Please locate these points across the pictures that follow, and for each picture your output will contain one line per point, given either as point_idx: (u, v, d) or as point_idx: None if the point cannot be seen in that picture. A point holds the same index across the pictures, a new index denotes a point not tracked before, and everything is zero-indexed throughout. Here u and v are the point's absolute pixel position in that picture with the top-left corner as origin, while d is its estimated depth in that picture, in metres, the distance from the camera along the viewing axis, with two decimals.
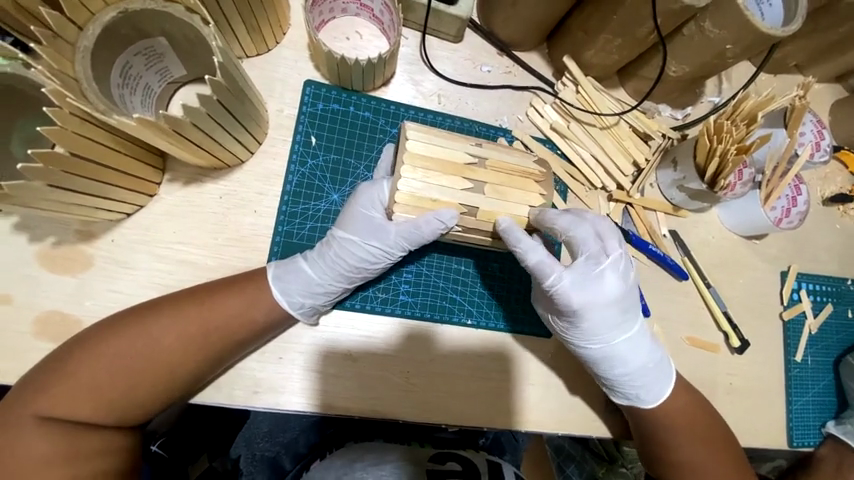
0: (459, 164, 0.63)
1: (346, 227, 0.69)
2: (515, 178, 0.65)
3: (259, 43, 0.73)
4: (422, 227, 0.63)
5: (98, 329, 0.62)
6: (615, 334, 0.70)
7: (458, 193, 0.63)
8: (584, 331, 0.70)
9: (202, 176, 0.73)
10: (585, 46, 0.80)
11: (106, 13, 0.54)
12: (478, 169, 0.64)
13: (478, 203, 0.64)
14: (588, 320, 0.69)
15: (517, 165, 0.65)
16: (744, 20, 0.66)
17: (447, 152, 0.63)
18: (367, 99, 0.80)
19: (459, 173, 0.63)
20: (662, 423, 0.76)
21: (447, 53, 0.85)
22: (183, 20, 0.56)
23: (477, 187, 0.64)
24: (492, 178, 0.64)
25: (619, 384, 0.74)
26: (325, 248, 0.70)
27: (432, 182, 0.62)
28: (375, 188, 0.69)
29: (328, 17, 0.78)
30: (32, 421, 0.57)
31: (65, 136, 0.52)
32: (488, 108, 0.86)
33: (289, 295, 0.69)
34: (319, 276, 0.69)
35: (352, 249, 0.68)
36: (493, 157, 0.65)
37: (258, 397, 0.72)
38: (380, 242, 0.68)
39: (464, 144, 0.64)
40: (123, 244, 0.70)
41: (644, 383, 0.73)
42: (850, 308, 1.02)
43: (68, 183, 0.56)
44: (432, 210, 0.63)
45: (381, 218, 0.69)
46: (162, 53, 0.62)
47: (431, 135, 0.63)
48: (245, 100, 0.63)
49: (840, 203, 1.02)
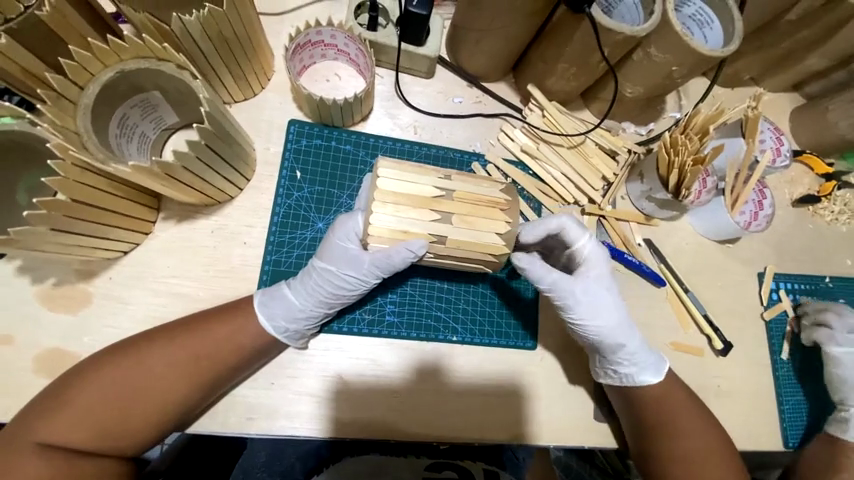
0: (427, 197, 0.68)
1: (323, 255, 0.73)
2: (482, 207, 0.69)
3: (245, 89, 0.80)
4: (393, 256, 0.68)
5: (95, 358, 0.65)
6: (614, 308, 0.77)
7: (428, 224, 0.68)
8: (600, 310, 0.76)
9: (195, 213, 0.77)
10: (546, 75, 0.87)
11: (104, 73, 0.60)
12: (445, 201, 0.68)
13: (448, 233, 0.68)
14: (589, 298, 0.75)
15: (484, 195, 0.69)
16: (684, 45, 0.73)
17: (416, 187, 0.68)
18: (348, 134, 0.86)
19: (428, 206, 0.68)
20: (652, 412, 0.78)
21: (420, 88, 0.92)
22: (174, 76, 0.62)
23: (446, 218, 0.68)
24: (460, 209, 0.69)
25: (640, 357, 0.77)
26: (306, 276, 0.73)
27: (402, 216, 0.67)
28: (350, 220, 0.72)
29: (309, 62, 0.85)
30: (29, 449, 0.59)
31: (68, 185, 0.57)
32: (461, 135, 0.92)
33: (273, 321, 0.72)
34: (301, 303, 0.72)
35: (327, 274, 0.72)
36: (461, 189, 0.69)
37: (252, 423, 0.74)
38: (356, 271, 0.71)
39: (432, 178, 0.69)
40: (119, 281, 0.74)
41: (646, 357, 0.78)
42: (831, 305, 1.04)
43: (70, 226, 0.60)
44: (404, 241, 0.68)
45: (357, 249, 0.72)
46: (156, 104, 0.69)
47: (402, 170, 0.68)
48: (232, 142, 0.68)
49: (808, 204, 1.07)
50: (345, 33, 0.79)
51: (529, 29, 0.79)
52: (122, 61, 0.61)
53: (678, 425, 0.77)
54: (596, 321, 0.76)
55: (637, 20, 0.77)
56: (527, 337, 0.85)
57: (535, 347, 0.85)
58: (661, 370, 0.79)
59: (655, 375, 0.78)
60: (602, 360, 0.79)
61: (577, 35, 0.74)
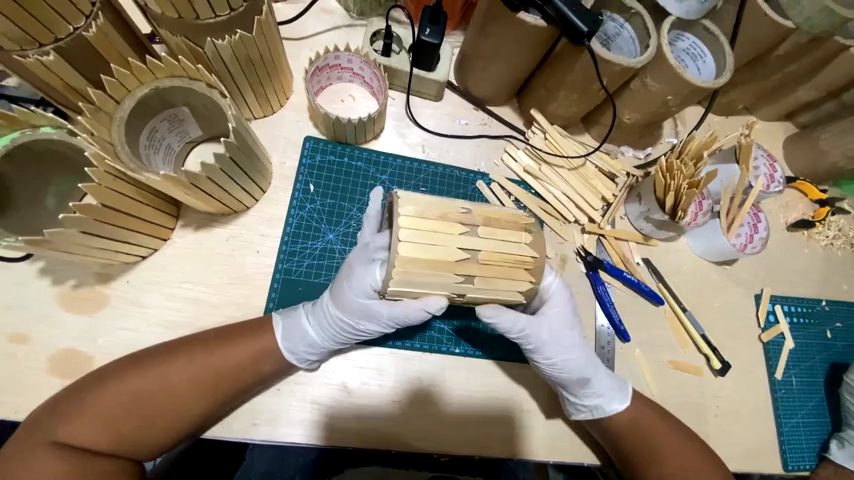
0: (448, 260, 0.61)
1: (339, 306, 0.71)
2: (507, 268, 0.63)
3: (265, 107, 0.85)
4: (412, 313, 0.68)
5: (117, 363, 0.67)
6: (573, 347, 0.78)
7: (446, 282, 0.62)
8: (561, 347, 0.77)
9: (212, 221, 0.81)
10: (548, 100, 0.92)
11: (140, 89, 0.65)
12: (469, 264, 0.62)
13: (466, 288, 0.64)
14: (551, 336, 0.77)
15: (511, 254, 0.62)
16: (678, 77, 0.78)
17: (437, 249, 0.60)
18: (359, 151, 0.91)
19: (449, 268, 0.61)
20: (640, 438, 0.79)
21: (429, 110, 0.97)
22: (204, 94, 0.67)
23: (467, 279, 0.63)
24: (483, 270, 0.62)
25: (601, 385, 0.79)
26: (326, 323, 0.72)
27: (420, 281, 0.61)
28: (368, 274, 0.68)
29: (326, 84, 0.90)
30: (45, 445, 0.60)
31: (100, 191, 0.61)
32: (467, 154, 0.97)
33: (295, 353, 0.74)
34: (322, 340, 0.74)
35: (344, 323, 0.71)
36: (487, 249, 0.62)
37: (255, 429, 0.76)
38: (374, 321, 0.72)
39: (457, 237, 0.61)
40: (136, 285, 0.76)
41: (606, 385, 0.80)
42: (828, 328, 1.05)
43: (99, 230, 0.64)
44: (421, 300, 0.66)
45: (374, 300, 0.70)
46: (183, 119, 0.73)
47: (422, 217, 0.61)
48: (253, 155, 0.72)
49: (803, 229, 1.10)
50: (361, 58, 0.85)
51: (533, 58, 0.84)
52: (157, 79, 0.65)
53: (666, 442, 0.79)
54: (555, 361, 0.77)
55: (634, 52, 0.83)
56: None
57: None
58: (623, 399, 0.80)
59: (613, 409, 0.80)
60: (563, 393, 0.81)
61: (577, 66, 0.80)
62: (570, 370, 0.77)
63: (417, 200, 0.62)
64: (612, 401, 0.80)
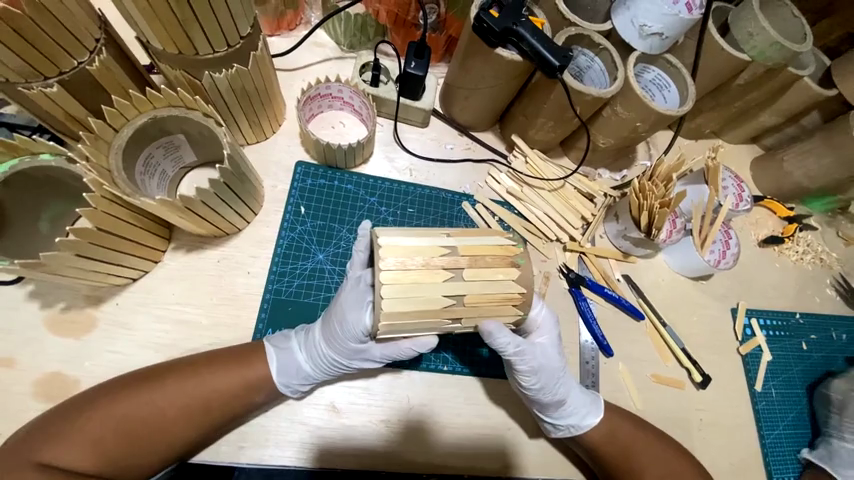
0: (436, 308, 0.62)
1: (332, 344, 0.72)
2: (494, 308, 0.65)
3: (258, 133, 0.89)
4: (401, 351, 0.72)
5: (111, 383, 0.68)
6: (555, 366, 0.79)
7: (437, 324, 0.65)
8: (542, 369, 0.78)
9: (204, 244, 0.83)
10: (527, 126, 0.98)
11: (139, 118, 0.67)
12: (456, 309, 0.63)
13: (454, 327, 0.67)
14: (537, 356, 0.77)
15: (496, 295, 0.64)
16: (644, 106, 0.84)
17: (424, 298, 0.62)
18: (349, 175, 0.95)
19: (437, 316, 0.63)
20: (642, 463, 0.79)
21: (415, 136, 1.02)
22: (200, 123, 0.70)
23: (454, 321, 0.65)
24: (469, 312, 0.65)
25: (575, 407, 0.80)
26: (322, 360, 0.73)
27: (409, 328, 0.64)
28: (359, 315, 0.70)
29: (318, 111, 0.95)
30: (28, 465, 0.59)
31: (97, 214, 0.63)
32: (452, 177, 1.01)
33: (290, 387, 0.75)
34: (316, 375, 0.75)
35: (337, 358, 0.73)
36: (472, 293, 0.63)
37: (242, 452, 0.76)
38: (366, 360, 0.74)
39: (442, 285, 0.62)
40: (126, 306, 0.77)
41: (581, 405, 0.81)
42: (803, 340, 1.10)
43: (94, 252, 0.66)
44: (410, 340, 0.70)
45: (365, 341, 0.72)
46: (179, 146, 0.76)
47: (405, 249, 0.62)
48: (245, 179, 0.75)
49: (774, 244, 1.16)
50: (351, 88, 0.90)
51: (511, 88, 0.90)
52: (155, 109, 0.68)
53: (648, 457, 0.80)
54: (541, 376, 0.77)
55: (604, 84, 0.90)
56: None
57: None
58: (595, 420, 0.81)
59: (589, 422, 0.81)
60: (542, 413, 0.81)
61: (553, 95, 0.86)
62: (550, 391, 0.78)
63: (399, 245, 0.62)
64: (585, 419, 0.81)
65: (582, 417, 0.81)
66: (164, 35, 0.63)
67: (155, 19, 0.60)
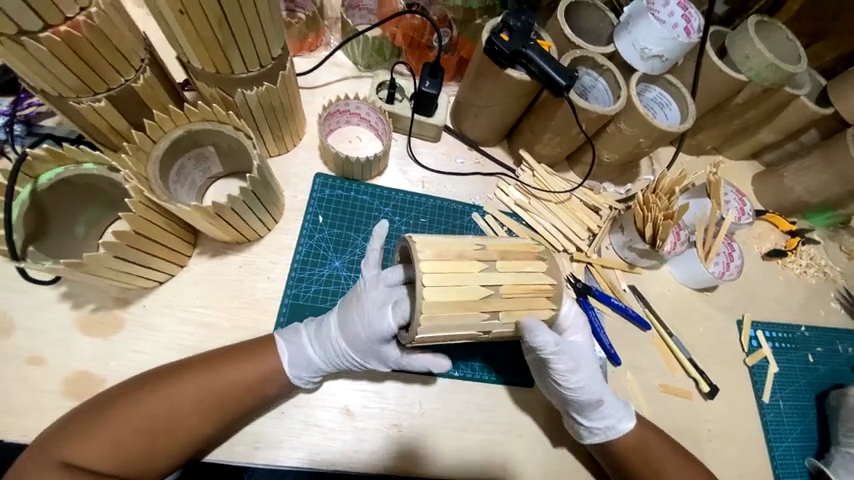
0: (475, 299, 0.65)
1: (350, 340, 0.75)
2: (529, 298, 0.68)
3: (281, 146, 0.94)
4: (418, 363, 0.80)
5: (128, 383, 0.70)
6: (589, 368, 0.81)
7: (482, 317, 0.66)
8: (578, 369, 0.79)
9: (227, 250, 0.87)
10: (534, 141, 1.03)
11: (175, 131, 0.72)
12: (494, 300, 0.66)
13: (493, 324, 0.68)
14: (575, 357, 0.80)
15: (530, 283, 0.68)
16: (647, 122, 0.89)
17: (464, 289, 0.65)
18: (365, 186, 0.99)
19: (475, 308, 0.66)
20: (657, 466, 0.80)
21: (428, 150, 1.07)
22: (231, 135, 0.75)
23: (493, 315, 0.67)
24: (506, 304, 0.67)
25: (611, 410, 0.81)
26: (336, 354, 0.76)
27: (452, 324, 0.65)
28: (384, 317, 0.73)
29: (336, 127, 1.00)
30: (55, 465, 0.62)
31: (135, 219, 0.67)
32: (463, 189, 1.06)
33: (299, 378, 0.77)
34: (327, 368, 0.77)
35: (352, 354, 0.76)
36: (507, 283, 0.67)
37: (258, 453, 0.77)
38: (380, 361, 0.77)
39: (479, 275, 0.66)
40: (152, 308, 0.81)
41: (616, 409, 0.82)
42: (809, 353, 1.10)
43: (129, 254, 0.70)
44: (432, 357, 0.81)
45: (385, 344, 0.75)
46: (208, 157, 0.81)
47: (438, 254, 0.66)
48: (270, 188, 0.79)
49: (777, 258, 1.18)
50: (368, 105, 0.96)
51: (520, 106, 0.95)
52: (190, 122, 0.73)
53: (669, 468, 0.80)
54: (579, 376, 0.79)
55: (608, 102, 0.96)
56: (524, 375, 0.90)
57: (531, 385, 0.90)
58: (630, 424, 0.82)
59: (624, 426, 0.82)
60: (577, 417, 0.82)
61: (560, 112, 0.91)
62: (588, 393, 0.79)
63: (434, 241, 0.67)
64: (621, 422, 0.81)
65: (618, 420, 0.82)
66: (205, 56, 0.68)
67: (199, 42, 0.66)
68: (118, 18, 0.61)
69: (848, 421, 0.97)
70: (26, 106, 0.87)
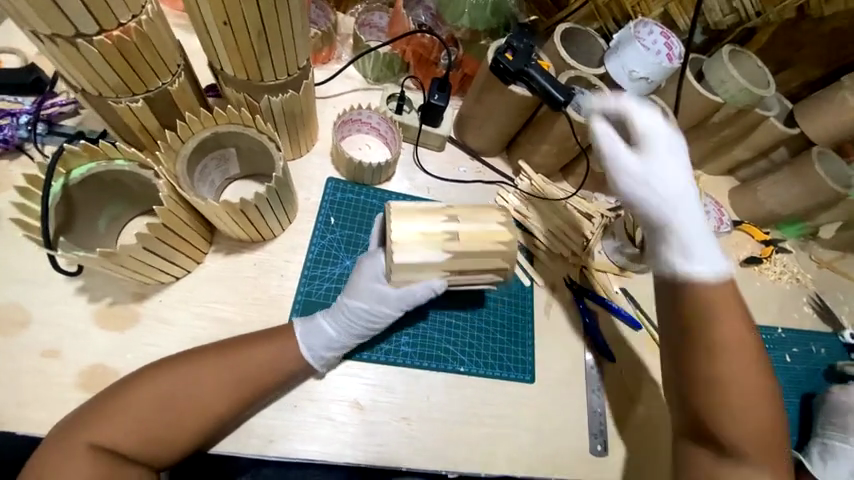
0: (436, 236, 0.78)
1: (353, 294, 0.83)
2: (484, 244, 0.79)
3: (296, 150, 0.99)
4: (417, 292, 0.82)
5: (147, 368, 0.72)
6: (662, 176, 0.80)
7: (438, 259, 0.79)
8: (653, 169, 0.80)
9: (242, 248, 0.90)
10: (531, 151, 1.09)
11: (202, 132, 0.77)
12: (452, 241, 0.78)
13: (451, 263, 0.80)
14: (653, 169, 0.79)
15: (484, 231, 0.79)
16: None
17: (425, 231, 0.78)
18: (374, 190, 1.04)
19: (437, 244, 0.78)
20: (730, 364, 0.72)
21: (433, 158, 1.13)
22: (255, 138, 0.79)
23: (449, 251, 0.79)
24: (464, 246, 0.79)
25: (690, 241, 0.77)
26: (337, 310, 0.82)
27: (413, 255, 0.78)
28: (373, 261, 0.84)
29: (347, 134, 1.06)
30: (83, 447, 0.64)
31: (167, 215, 0.72)
32: (465, 195, 1.11)
33: (312, 350, 0.80)
34: (337, 334, 0.81)
35: (354, 304, 0.82)
36: (464, 230, 0.79)
37: (271, 446, 0.80)
38: (385, 304, 0.82)
39: (439, 222, 0.79)
40: (168, 303, 0.83)
41: (701, 247, 0.76)
42: (786, 353, 1.18)
43: (156, 247, 0.73)
44: (424, 281, 0.82)
45: (382, 285, 0.82)
46: (229, 158, 0.85)
47: (414, 218, 0.79)
48: (289, 188, 0.84)
49: (754, 264, 1.27)
50: (380, 114, 1.03)
51: (521, 118, 1.03)
52: (217, 124, 0.77)
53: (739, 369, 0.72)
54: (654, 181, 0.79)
55: None
56: (526, 371, 0.94)
57: (532, 381, 0.94)
58: (721, 274, 0.75)
59: (720, 278, 0.75)
60: (664, 256, 0.78)
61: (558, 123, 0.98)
62: (664, 199, 0.79)
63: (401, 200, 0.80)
64: (698, 262, 0.75)
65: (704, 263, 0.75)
66: (238, 64, 0.74)
67: (236, 52, 0.72)
68: (163, 28, 0.67)
69: (832, 417, 1.02)
70: (49, 106, 0.90)
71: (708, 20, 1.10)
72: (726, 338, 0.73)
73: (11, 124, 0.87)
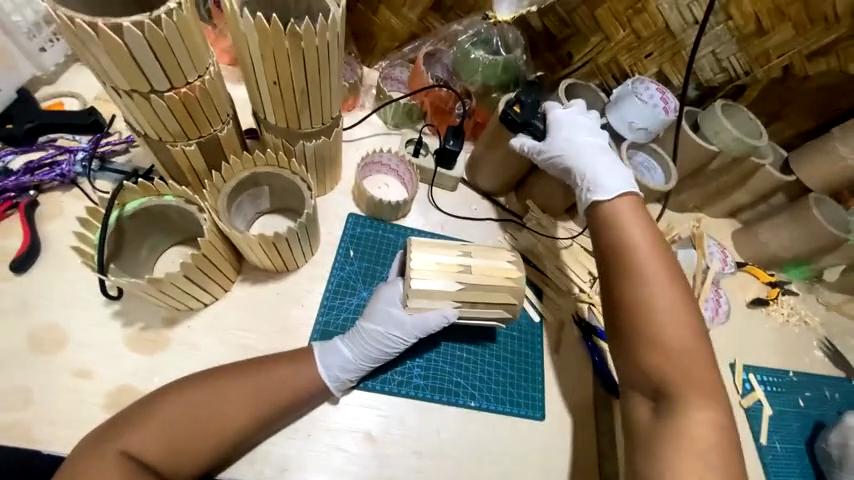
0: (452, 268, 0.87)
1: (371, 317, 0.88)
2: (495, 278, 0.87)
3: (322, 188, 1.08)
4: (430, 318, 0.87)
5: (176, 383, 0.77)
6: (585, 145, 0.97)
7: (451, 290, 0.86)
8: (569, 130, 0.99)
9: (267, 278, 0.96)
10: (538, 192, 1.15)
11: (242, 172, 0.85)
12: (466, 273, 0.87)
13: (465, 294, 0.87)
14: (568, 123, 1.00)
15: (495, 267, 0.88)
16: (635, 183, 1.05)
17: (442, 263, 0.87)
18: (391, 226, 1.11)
19: (453, 275, 0.87)
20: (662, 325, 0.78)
21: (447, 198, 1.20)
22: (289, 178, 0.87)
23: (463, 283, 0.87)
24: (477, 279, 0.87)
25: (601, 173, 0.94)
26: (355, 334, 0.87)
27: (431, 284, 0.86)
28: (391, 288, 0.90)
29: (368, 174, 1.15)
30: (114, 454, 0.68)
31: (208, 245, 0.79)
32: (475, 232, 1.16)
33: (328, 370, 0.83)
34: (353, 357, 0.85)
35: (371, 327, 0.86)
36: (477, 264, 0.88)
37: (285, 474, 0.81)
38: (400, 330, 0.87)
39: (455, 255, 0.88)
40: (195, 329, 0.87)
41: (613, 182, 0.92)
42: (800, 398, 1.17)
43: (195, 276, 0.80)
44: (437, 309, 0.88)
45: (399, 312, 0.87)
46: (262, 195, 0.93)
47: (431, 251, 0.88)
48: (316, 223, 0.91)
49: (761, 306, 1.28)
50: (398, 156, 1.13)
51: (529, 163, 1.11)
52: (256, 166, 0.86)
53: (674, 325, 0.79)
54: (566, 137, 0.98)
55: None
56: (537, 407, 0.95)
57: (543, 418, 0.95)
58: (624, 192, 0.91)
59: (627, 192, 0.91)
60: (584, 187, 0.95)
61: None
62: (578, 143, 0.97)
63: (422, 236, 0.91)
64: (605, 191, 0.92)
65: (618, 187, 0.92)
66: (281, 114, 0.84)
67: (281, 104, 0.82)
68: (221, 85, 0.77)
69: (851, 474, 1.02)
70: (104, 144, 1.00)
71: (700, 78, 1.19)
72: (657, 299, 0.80)
73: (69, 160, 0.97)
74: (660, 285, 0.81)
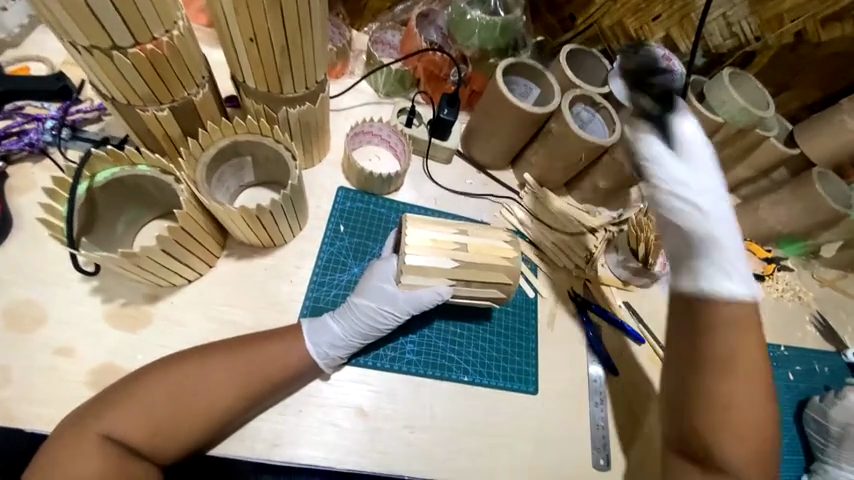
0: (447, 245, 0.84)
1: (362, 293, 0.85)
2: (490, 256, 0.85)
3: (309, 159, 1.02)
4: (423, 295, 0.85)
5: (157, 364, 0.74)
6: (704, 174, 0.77)
7: (446, 267, 0.84)
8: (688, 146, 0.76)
9: (254, 253, 0.92)
10: (536, 165, 1.10)
11: (222, 141, 0.80)
12: (461, 251, 0.84)
13: (459, 272, 0.84)
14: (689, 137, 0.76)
15: (491, 245, 0.86)
16: None
17: (437, 240, 0.85)
18: (383, 200, 1.06)
19: (448, 252, 0.84)
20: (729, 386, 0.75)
21: (441, 171, 1.15)
22: (272, 147, 0.82)
23: (458, 261, 0.84)
24: (472, 257, 0.84)
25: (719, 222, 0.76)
26: (345, 309, 0.84)
27: (424, 261, 0.83)
28: (385, 264, 0.87)
29: (358, 146, 1.09)
30: (96, 437, 0.67)
31: (186, 218, 0.75)
32: (471, 207, 1.13)
33: (317, 347, 0.81)
34: (343, 333, 0.83)
35: (363, 303, 0.84)
36: (473, 242, 0.86)
37: (275, 449, 0.80)
38: (392, 307, 0.84)
39: (451, 233, 0.86)
40: (179, 305, 0.85)
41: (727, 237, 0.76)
42: (790, 371, 1.18)
43: (174, 250, 0.76)
44: (431, 286, 0.85)
45: (392, 288, 0.85)
46: (245, 166, 0.88)
47: (425, 226, 0.85)
48: (302, 196, 0.86)
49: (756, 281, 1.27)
50: (389, 126, 1.07)
51: (527, 134, 1.06)
52: (236, 133, 0.81)
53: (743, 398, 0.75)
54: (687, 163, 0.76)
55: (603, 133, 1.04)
56: (530, 382, 0.95)
57: (536, 392, 0.94)
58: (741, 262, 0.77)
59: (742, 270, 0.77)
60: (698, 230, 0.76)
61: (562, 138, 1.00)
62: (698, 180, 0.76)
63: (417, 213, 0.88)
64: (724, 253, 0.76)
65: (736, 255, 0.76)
66: (260, 77, 0.79)
67: (258, 65, 0.76)
68: (193, 43, 0.71)
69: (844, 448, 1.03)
70: (73, 112, 0.94)
71: (709, 44, 1.13)
72: (735, 364, 0.75)
73: (37, 129, 0.91)
74: (731, 332, 0.76)
